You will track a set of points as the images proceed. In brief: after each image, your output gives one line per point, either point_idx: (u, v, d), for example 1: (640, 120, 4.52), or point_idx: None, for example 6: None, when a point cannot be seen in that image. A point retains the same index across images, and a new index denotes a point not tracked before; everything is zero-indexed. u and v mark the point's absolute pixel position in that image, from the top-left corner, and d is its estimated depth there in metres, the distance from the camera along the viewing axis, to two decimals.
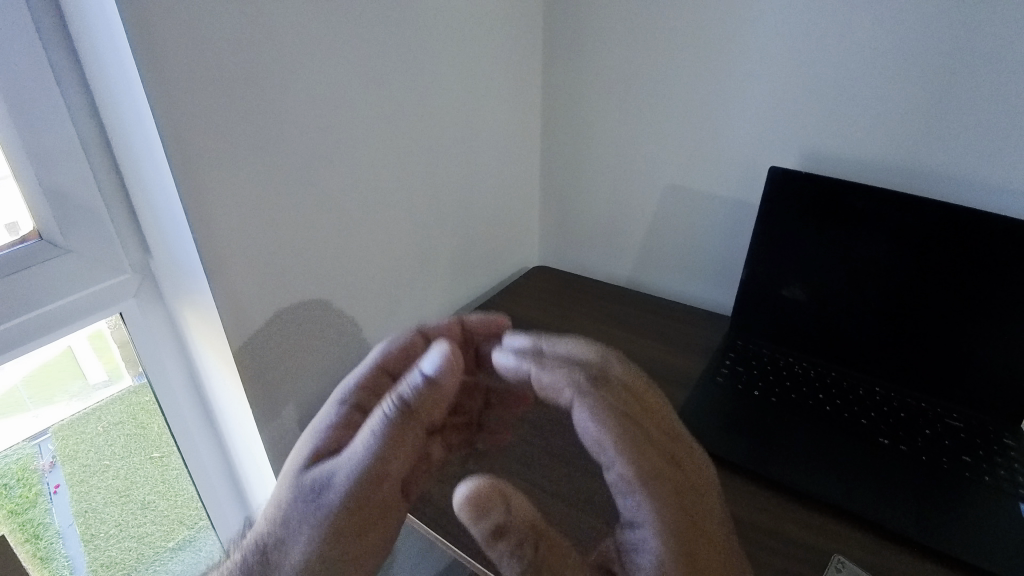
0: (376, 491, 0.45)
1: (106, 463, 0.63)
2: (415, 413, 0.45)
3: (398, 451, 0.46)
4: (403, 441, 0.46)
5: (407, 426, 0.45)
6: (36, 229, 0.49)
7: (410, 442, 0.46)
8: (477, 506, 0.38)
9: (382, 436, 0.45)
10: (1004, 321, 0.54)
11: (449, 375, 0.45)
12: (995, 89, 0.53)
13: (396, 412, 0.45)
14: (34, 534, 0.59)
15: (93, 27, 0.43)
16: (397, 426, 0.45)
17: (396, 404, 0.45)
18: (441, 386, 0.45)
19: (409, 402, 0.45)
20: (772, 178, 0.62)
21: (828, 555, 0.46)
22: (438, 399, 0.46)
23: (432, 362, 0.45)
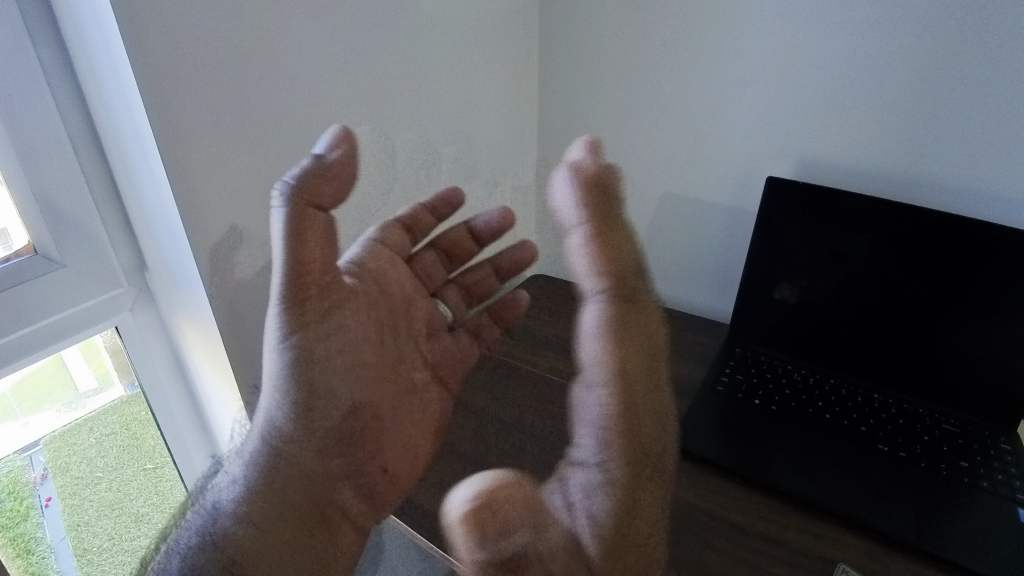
0: (307, 303, 0.47)
1: (98, 474, 0.56)
2: (305, 194, 0.42)
3: (305, 246, 0.44)
4: (303, 219, 0.43)
5: (298, 203, 0.42)
6: (30, 244, 0.48)
7: (321, 241, 0.45)
8: (483, 519, 0.25)
9: (285, 232, 0.43)
10: (996, 326, 0.55)
11: (341, 161, 0.43)
12: (984, 98, 0.54)
13: (289, 189, 0.42)
14: (25, 549, 0.51)
15: (87, 34, 0.43)
16: (294, 210, 0.42)
17: (286, 187, 0.42)
18: (330, 161, 0.43)
19: (293, 183, 0.42)
20: (767, 188, 0.62)
21: (832, 564, 0.46)
22: (314, 215, 0.43)
23: (325, 144, 0.44)
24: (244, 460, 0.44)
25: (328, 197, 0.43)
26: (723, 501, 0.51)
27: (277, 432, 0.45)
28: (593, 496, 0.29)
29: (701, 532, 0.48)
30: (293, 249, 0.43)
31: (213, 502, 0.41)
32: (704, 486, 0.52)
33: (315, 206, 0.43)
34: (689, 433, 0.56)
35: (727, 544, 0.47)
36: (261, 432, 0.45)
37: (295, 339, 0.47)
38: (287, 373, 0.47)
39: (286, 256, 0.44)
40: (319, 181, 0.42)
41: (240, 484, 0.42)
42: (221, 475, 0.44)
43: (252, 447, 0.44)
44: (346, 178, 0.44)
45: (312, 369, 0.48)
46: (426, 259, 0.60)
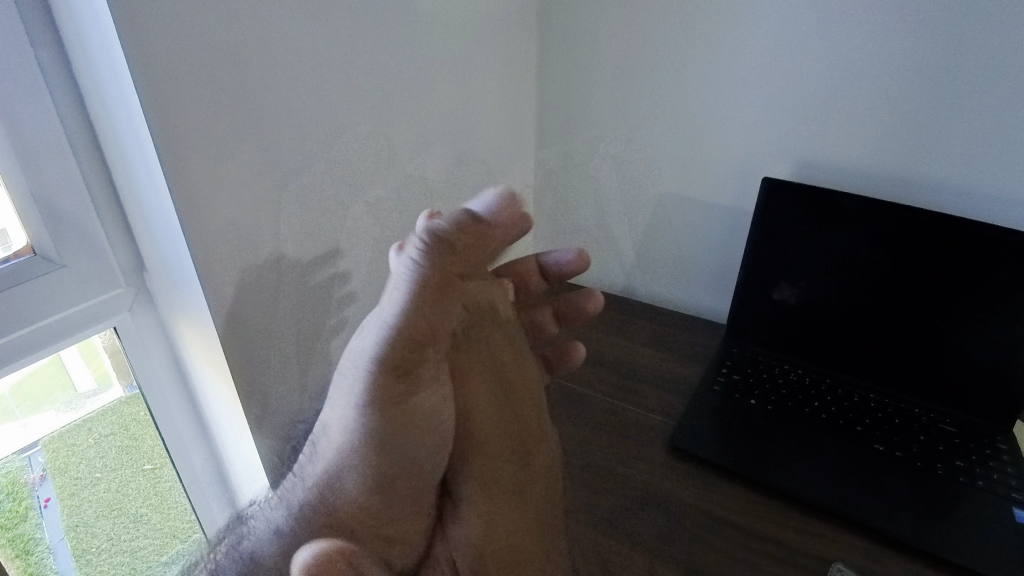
0: (421, 373, 0.35)
1: (98, 475, 0.61)
2: (451, 258, 0.36)
3: (433, 305, 0.35)
4: (431, 288, 0.35)
5: (438, 262, 0.36)
6: (29, 244, 0.49)
7: (448, 305, 0.36)
8: (327, 571, 0.30)
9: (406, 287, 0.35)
10: (993, 325, 0.55)
11: (504, 216, 0.40)
12: (983, 99, 0.54)
13: (421, 253, 0.35)
14: (24, 550, 0.55)
15: (86, 35, 0.43)
16: (429, 269, 0.35)
17: (418, 252, 0.36)
18: (486, 227, 0.38)
19: (440, 236, 0.36)
20: (764, 188, 0.62)
21: (827, 563, 0.46)
22: (481, 240, 0.38)
23: (482, 204, 0.40)
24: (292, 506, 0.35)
25: (467, 264, 0.38)
26: (720, 501, 0.51)
27: (337, 493, 0.34)
28: (463, 536, 0.38)
29: (698, 532, 0.48)
30: (417, 308, 0.34)
31: (250, 549, 0.35)
32: (702, 486, 0.52)
33: (455, 275, 0.37)
34: (686, 433, 0.56)
35: (724, 544, 0.47)
36: (317, 487, 0.35)
37: (375, 414, 0.34)
38: (358, 428, 0.34)
39: (399, 323, 0.34)
40: (467, 244, 0.37)
41: (286, 518, 0.35)
42: (265, 511, 0.37)
43: (300, 498, 0.35)
44: (502, 245, 0.40)
45: (400, 426, 0.35)
46: (474, 264, 0.39)
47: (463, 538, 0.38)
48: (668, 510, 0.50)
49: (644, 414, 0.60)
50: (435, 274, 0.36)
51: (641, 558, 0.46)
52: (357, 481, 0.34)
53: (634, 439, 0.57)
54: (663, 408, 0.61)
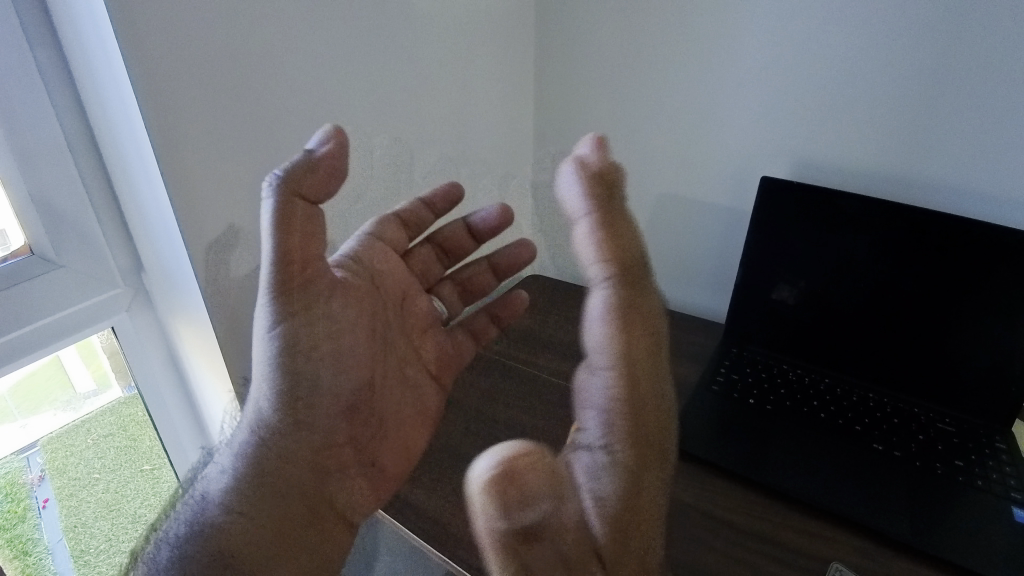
0: (294, 294, 0.44)
1: (95, 476, 0.61)
2: (295, 187, 0.40)
3: (303, 235, 0.42)
4: (291, 216, 0.40)
5: (287, 201, 0.40)
6: (28, 244, 0.48)
7: (315, 238, 0.43)
8: (503, 492, 0.25)
9: (273, 224, 0.40)
10: (992, 325, 0.55)
11: (332, 158, 0.41)
12: (980, 99, 0.54)
13: (279, 182, 0.40)
14: (22, 550, 0.56)
15: (84, 35, 0.43)
16: (281, 203, 0.39)
17: (275, 180, 0.40)
18: (321, 156, 0.40)
19: (281, 174, 0.40)
20: (761, 188, 0.62)
21: (825, 562, 0.46)
22: (325, 183, 0.41)
23: (318, 137, 0.42)
24: (234, 450, 0.44)
25: (314, 189, 0.41)
26: (718, 501, 0.51)
27: (260, 420, 0.44)
28: (601, 478, 0.30)
29: (694, 533, 0.48)
30: (283, 241, 0.41)
31: (203, 493, 0.42)
32: (700, 486, 0.52)
33: (304, 200, 0.40)
34: (684, 432, 0.56)
35: (721, 543, 0.47)
36: (250, 417, 0.44)
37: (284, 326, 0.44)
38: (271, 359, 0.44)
39: (276, 247, 0.41)
40: (312, 178, 0.40)
41: (230, 476, 0.42)
42: (211, 466, 0.45)
43: (242, 438, 0.44)
44: (334, 178, 0.41)
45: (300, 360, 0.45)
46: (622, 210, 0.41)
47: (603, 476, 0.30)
48: (664, 509, 0.50)
49: None
50: (289, 212, 0.40)
51: None
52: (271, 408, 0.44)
53: None
54: None
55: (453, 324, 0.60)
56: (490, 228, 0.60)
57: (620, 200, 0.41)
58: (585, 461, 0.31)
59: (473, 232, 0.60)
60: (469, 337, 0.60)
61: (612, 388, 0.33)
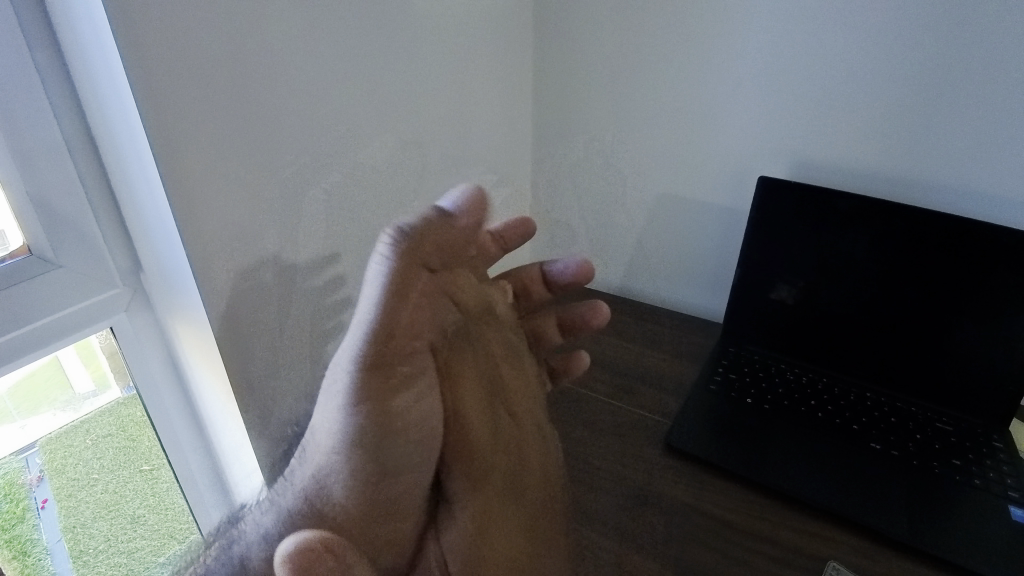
0: (393, 367, 0.35)
1: (95, 476, 0.62)
2: (418, 250, 0.36)
3: (409, 308, 0.36)
4: (407, 278, 0.35)
5: (408, 261, 0.35)
6: (26, 244, 0.48)
7: (424, 298, 0.37)
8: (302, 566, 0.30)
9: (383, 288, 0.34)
10: (990, 324, 0.55)
11: (470, 213, 0.39)
12: (978, 99, 0.54)
13: (397, 242, 0.35)
14: (21, 551, 0.56)
15: (82, 35, 0.43)
16: (400, 263, 0.35)
17: (397, 235, 0.35)
18: (458, 224, 0.39)
19: (407, 232, 0.36)
20: (759, 188, 0.62)
21: (823, 562, 0.46)
22: (450, 236, 0.38)
23: (453, 199, 0.40)
24: (284, 510, 0.36)
25: (442, 256, 0.38)
26: (716, 500, 0.51)
27: (328, 500, 0.36)
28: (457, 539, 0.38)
29: (693, 533, 0.48)
30: (394, 304, 0.35)
31: (241, 549, 0.36)
32: (699, 486, 0.52)
33: (423, 262, 0.36)
34: (683, 432, 0.56)
35: (720, 543, 0.47)
36: (307, 490, 0.36)
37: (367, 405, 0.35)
38: (352, 433, 0.35)
39: (379, 315, 0.34)
40: (442, 235, 0.38)
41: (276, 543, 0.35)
42: (256, 517, 0.38)
43: (293, 503, 0.36)
44: (462, 240, 0.39)
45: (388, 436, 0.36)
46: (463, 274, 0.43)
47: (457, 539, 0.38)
48: (662, 508, 0.50)
49: (640, 413, 0.60)
50: (404, 278, 0.35)
51: (637, 557, 0.46)
52: (346, 488, 0.36)
53: (628, 438, 0.57)
54: (659, 407, 0.61)
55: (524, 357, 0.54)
56: (569, 282, 0.54)
57: (441, 261, 0.38)
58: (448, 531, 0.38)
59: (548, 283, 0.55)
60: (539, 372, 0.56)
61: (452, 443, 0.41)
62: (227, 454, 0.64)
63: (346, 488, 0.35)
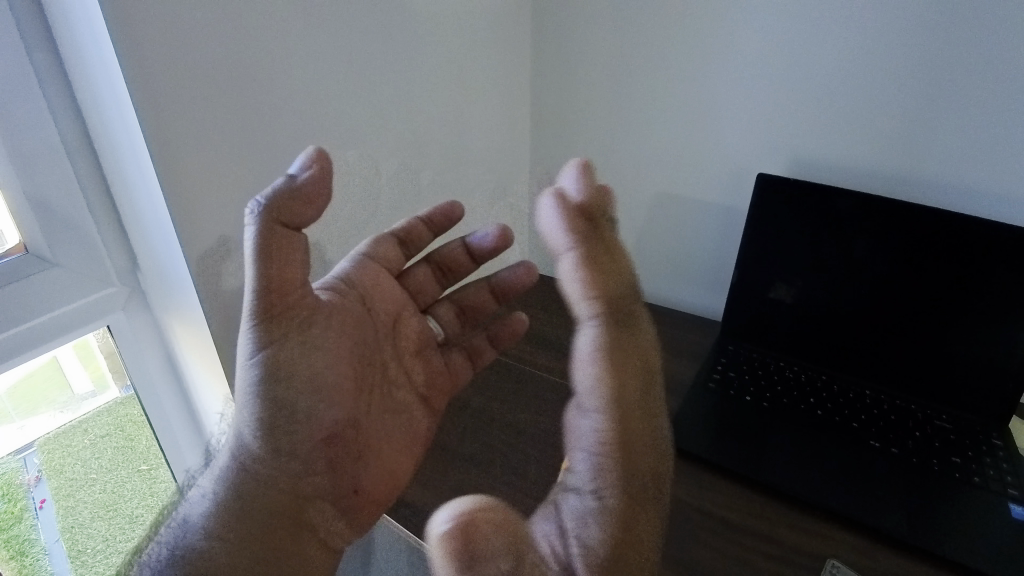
0: (280, 320, 0.43)
1: (93, 476, 0.61)
2: (277, 215, 0.39)
3: (280, 268, 0.41)
4: (280, 244, 0.39)
5: (269, 232, 0.39)
6: (23, 243, 0.49)
7: (303, 279, 0.43)
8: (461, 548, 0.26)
9: (254, 250, 0.39)
10: (989, 321, 0.55)
11: (315, 182, 0.39)
12: (978, 96, 0.54)
13: (261, 215, 0.39)
14: (20, 551, 0.57)
15: (77, 35, 0.43)
16: (263, 231, 0.39)
17: (256, 207, 0.39)
18: (302, 184, 0.39)
19: (264, 203, 0.39)
20: (757, 186, 0.62)
21: (820, 560, 0.46)
22: (302, 214, 0.40)
23: (300, 164, 0.40)
24: (217, 476, 0.43)
25: (299, 219, 0.40)
26: (714, 498, 0.51)
27: (248, 452, 0.43)
28: (589, 524, 0.32)
29: (692, 531, 0.48)
30: (265, 270, 0.40)
31: (183, 518, 0.41)
32: (697, 484, 0.52)
33: (285, 226, 0.39)
34: (680, 430, 0.56)
35: (717, 541, 0.47)
36: (233, 451, 0.43)
37: (265, 356, 0.43)
38: (257, 390, 0.43)
39: (258, 276, 0.40)
40: (293, 208, 0.39)
41: (209, 506, 0.41)
42: (196, 485, 0.44)
43: (222, 463, 0.43)
44: (315, 204, 0.40)
45: (282, 389, 0.44)
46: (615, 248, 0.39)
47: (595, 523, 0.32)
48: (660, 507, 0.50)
49: None
50: (271, 235, 0.39)
51: None
52: (259, 440, 0.43)
53: None
54: None
55: (448, 344, 0.59)
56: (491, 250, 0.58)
57: (606, 220, 0.40)
58: (573, 506, 0.33)
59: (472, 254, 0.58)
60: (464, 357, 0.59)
61: (602, 432, 0.34)
62: None
63: (256, 439, 0.43)
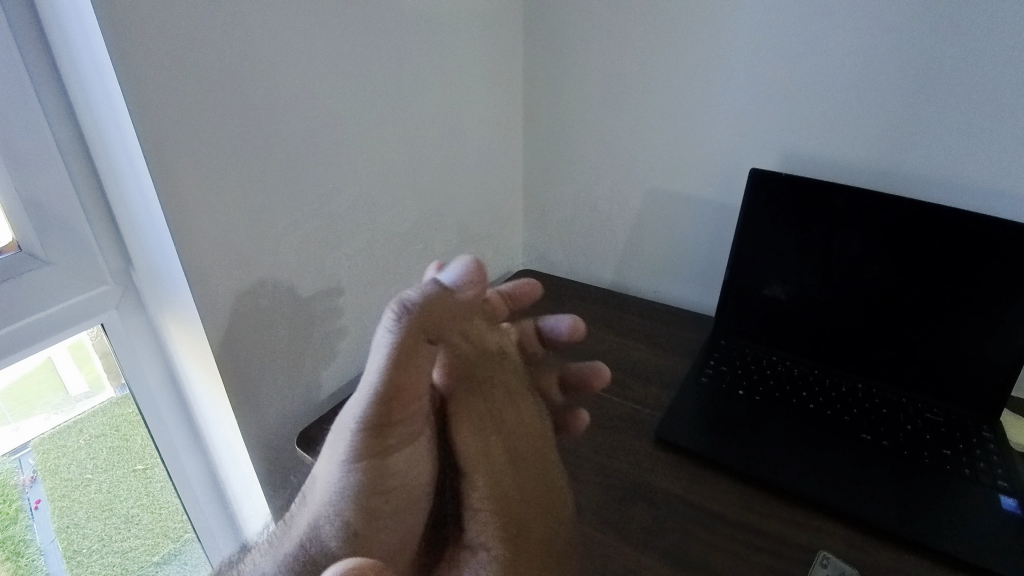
0: (392, 432, 0.35)
1: (88, 476, 0.62)
2: (423, 325, 0.36)
3: (409, 368, 0.35)
4: (411, 355, 0.35)
5: (411, 344, 0.35)
6: (15, 241, 0.48)
7: (427, 366, 0.36)
8: None
9: (386, 359, 0.35)
10: (980, 316, 0.55)
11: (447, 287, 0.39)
12: (971, 92, 0.54)
13: (399, 322, 0.35)
14: (15, 551, 0.58)
15: (70, 33, 0.42)
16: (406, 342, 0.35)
17: (401, 311, 0.35)
18: (462, 297, 0.39)
19: (412, 306, 0.36)
20: (751, 182, 0.63)
21: (813, 551, 0.46)
22: (451, 306, 0.38)
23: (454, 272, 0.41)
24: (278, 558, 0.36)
25: (448, 328, 0.38)
26: (707, 492, 0.51)
27: (325, 549, 0.35)
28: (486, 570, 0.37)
29: (689, 526, 0.48)
30: (395, 380, 0.34)
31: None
32: (690, 479, 0.52)
33: (427, 339, 0.36)
34: (674, 426, 0.56)
35: (714, 536, 0.47)
36: (302, 537, 0.36)
37: (368, 464, 0.35)
38: (348, 491, 0.35)
39: (380, 386, 0.34)
40: (444, 309, 0.37)
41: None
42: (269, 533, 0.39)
43: (287, 549, 0.36)
44: (444, 309, 0.37)
45: (383, 497, 0.36)
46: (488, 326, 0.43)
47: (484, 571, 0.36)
48: (654, 502, 0.50)
49: (633, 408, 0.61)
50: (412, 343, 0.35)
51: (630, 550, 0.46)
52: (341, 536, 0.35)
53: (622, 432, 0.58)
54: (652, 401, 0.62)
55: None
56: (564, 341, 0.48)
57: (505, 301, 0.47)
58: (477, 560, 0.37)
59: (541, 342, 0.48)
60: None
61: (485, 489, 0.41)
62: (221, 452, 0.64)
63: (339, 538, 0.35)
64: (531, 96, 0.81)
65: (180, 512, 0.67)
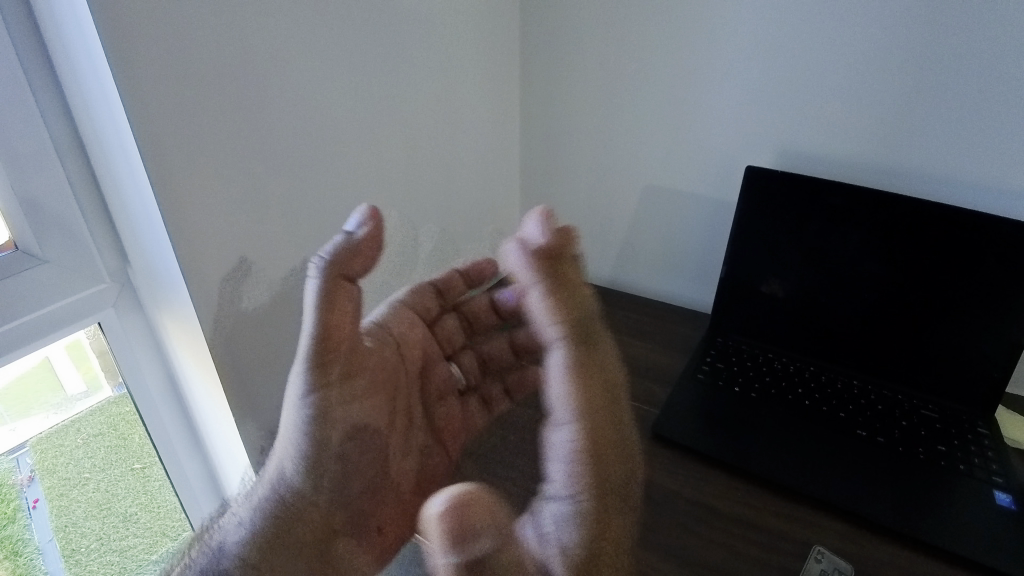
0: (331, 367, 0.45)
1: (86, 475, 0.62)
2: (339, 270, 0.40)
3: (335, 312, 0.42)
4: (334, 294, 0.41)
5: (333, 286, 0.41)
6: (12, 240, 0.48)
7: (352, 312, 0.43)
8: (455, 529, 0.31)
9: (315, 303, 0.41)
10: (976, 312, 0.55)
11: (368, 241, 0.41)
12: (967, 88, 0.55)
13: (319, 272, 0.40)
14: (14, 551, 0.58)
15: (66, 32, 0.42)
16: (326, 284, 0.40)
17: (320, 263, 0.41)
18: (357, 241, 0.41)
19: (328, 258, 0.40)
20: (746, 179, 0.63)
21: (808, 546, 0.46)
22: (361, 261, 0.41)
23: (357, 219, 0.41)
24: (254, 505, 0.46)
25: (359, 273, 0.41)
26: (704, 487, 0.51)
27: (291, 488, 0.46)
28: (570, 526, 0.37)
29: (682, 519, 0.48)
30: (326, 322, 0.42)
31: (219, 545, 0.44)
32: (685, 474, 0.52)
33: (347, 279, 0.41)
34: (671, 421, 0.57)
35: (710, 531, 0.47)
36: (273, 482, 0.46)
37: (316, 398, 0.45)
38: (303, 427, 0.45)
39: (314, 331, 0.42)
40: (353, 262, 0.41)
41: (245, 530, 0.45)
42: (229, 513, 0.47)
43: (261, 493, 0.46)
44: (367, 259, 0.41)
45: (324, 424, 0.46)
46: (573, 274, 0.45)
47: (572, 526, 0.37)
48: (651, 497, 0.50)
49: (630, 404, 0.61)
50: (334, 285, 0.41)
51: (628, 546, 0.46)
52: (301, 476, 0.46)
53: None
54: (649, 398, 0.62)
55: (468, 390, 0.61)
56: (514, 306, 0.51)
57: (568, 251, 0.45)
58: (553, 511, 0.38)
59: (493, 312, 0.56)
60: (480, 403, 0.61)
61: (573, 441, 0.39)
62: (219, 451, 0.64)
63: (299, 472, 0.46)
64: (528, 94, 0.81)
65: (178, 509, 0.68)
